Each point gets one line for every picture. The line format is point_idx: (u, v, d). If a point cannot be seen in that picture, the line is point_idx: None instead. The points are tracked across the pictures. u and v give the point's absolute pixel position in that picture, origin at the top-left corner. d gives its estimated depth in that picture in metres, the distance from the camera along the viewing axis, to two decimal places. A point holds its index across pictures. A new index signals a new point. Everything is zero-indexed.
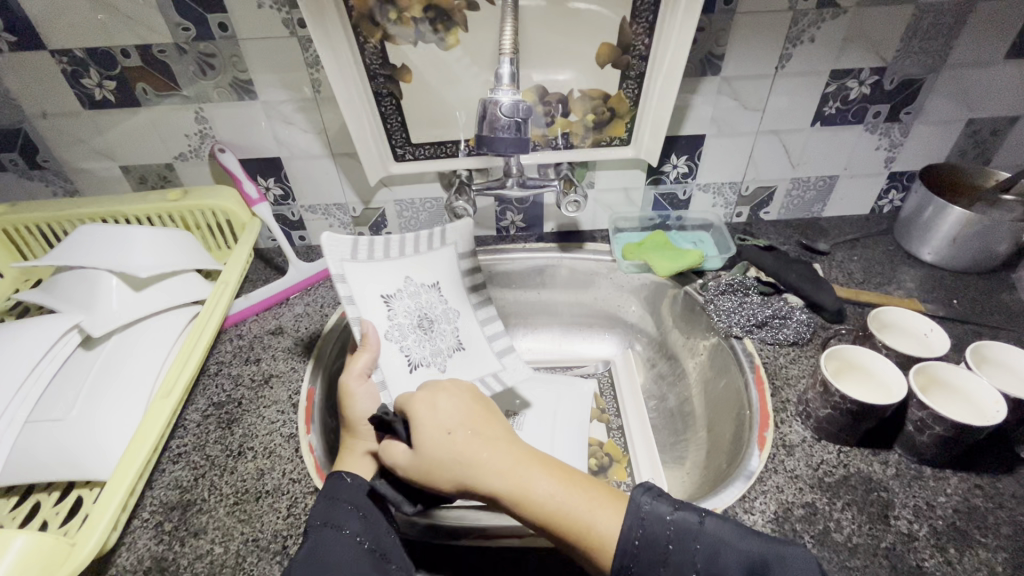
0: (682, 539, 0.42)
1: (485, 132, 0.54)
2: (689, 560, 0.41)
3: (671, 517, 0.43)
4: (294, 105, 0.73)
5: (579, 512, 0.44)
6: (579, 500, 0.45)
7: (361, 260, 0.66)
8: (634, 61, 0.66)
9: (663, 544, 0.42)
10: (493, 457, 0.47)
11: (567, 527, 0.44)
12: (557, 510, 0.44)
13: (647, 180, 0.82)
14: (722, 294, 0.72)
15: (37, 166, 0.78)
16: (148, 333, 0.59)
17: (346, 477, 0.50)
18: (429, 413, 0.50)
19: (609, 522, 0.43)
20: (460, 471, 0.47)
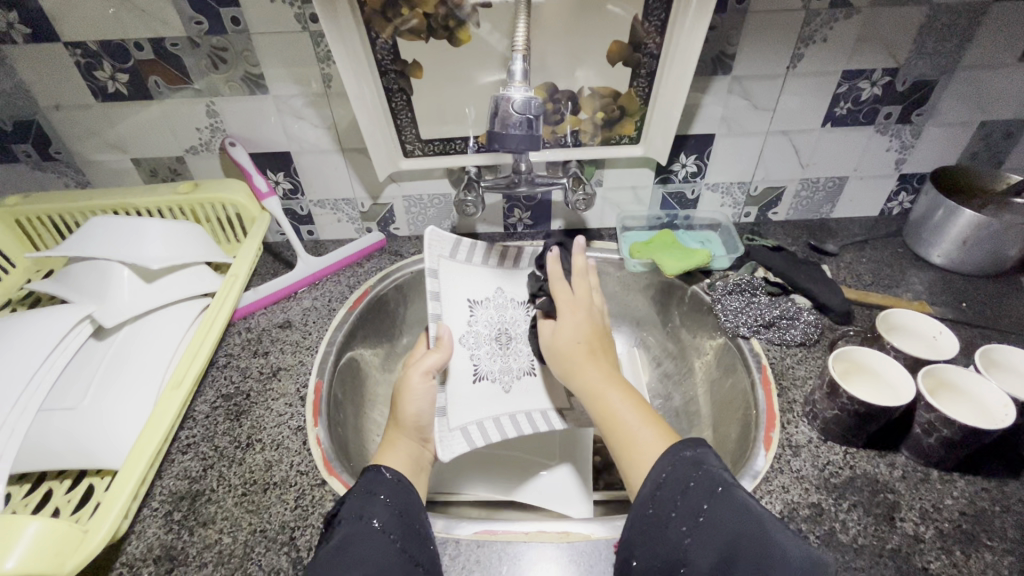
0: (705, 484, 0.41)
1: (496, 129, 0.54)
2: (701, 496, 0.41)
3: (707, 466, 0.43)
4: (305, 99, 0.73)
5: (630, 426, 0.50)
6: (634, 420, 0.51)
7: (457, 260, 0.71)
8: (645, 59, 0.66)
9: (687, 479, 0.42)
10: (594, 366, 0.57)
11: (616, 432, 0.51)
12: (617, 416, 0.52)
13: (656, 179, 0.82)
14: (730, 294, 0.71)
15: (49, 158, 0.78)
16: (158, 324, 0.60)
17: (385, 471, 0.50)
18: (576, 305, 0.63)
19: (652, 441, 0.48)
20: (569, 361, 0.59)
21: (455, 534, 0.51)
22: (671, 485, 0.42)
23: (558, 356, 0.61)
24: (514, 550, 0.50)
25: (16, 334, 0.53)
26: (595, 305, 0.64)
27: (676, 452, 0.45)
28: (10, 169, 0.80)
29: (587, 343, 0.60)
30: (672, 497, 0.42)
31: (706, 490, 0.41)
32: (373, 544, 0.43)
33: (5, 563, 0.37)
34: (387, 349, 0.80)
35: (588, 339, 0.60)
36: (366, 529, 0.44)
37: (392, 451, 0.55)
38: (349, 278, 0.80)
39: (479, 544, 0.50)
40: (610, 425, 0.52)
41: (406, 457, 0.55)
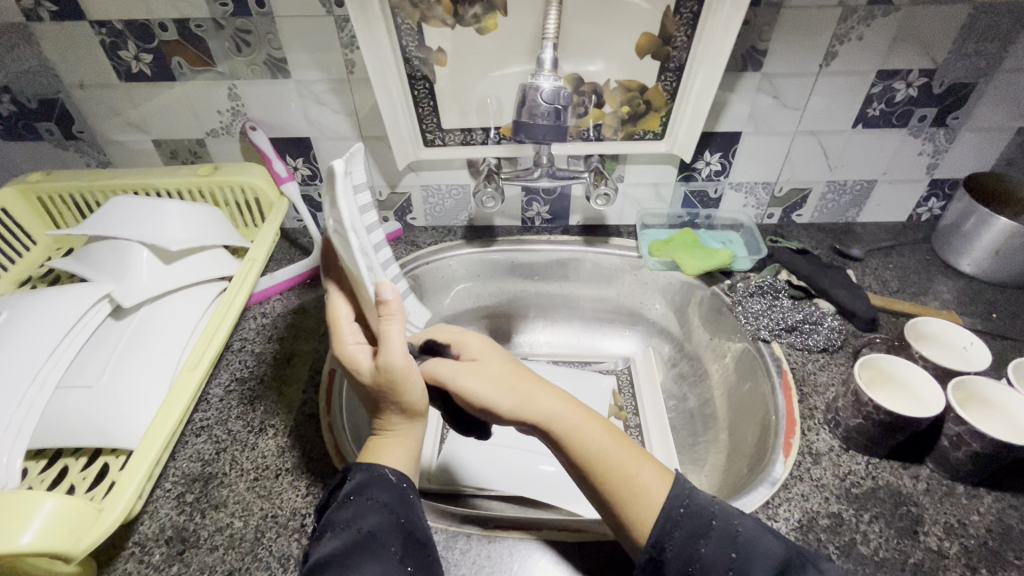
0: (721, 545, 0.41)
1: (523, 119, 0.53)
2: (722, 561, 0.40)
3: (716, 523, 0.42)
4: (327, 85, 0.72)
5: (629, 467, 0.46)
6: (626, 454, 0.47)
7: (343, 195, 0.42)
8: (675, 52, 0.64)
9: (700, 546, 0.41)
10: (547, 391, 0.49)
11: (612, 471, 0.45)
12: (604, 455, 0.46)
13: (678, 177, 0.81)
14: (751, 296, 0.71)
15: (72, 137, 0.79)
16: (176, 306, 0.59)
17: (390, 474, 0.45)
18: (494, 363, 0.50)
19: (654, 481, 0.45)
20: (524, 391, 0.48)
21: (466, 528, 0.51)
22: (688, 554, 0.41)
23: (501, 403, 0.46)
24: (525, 547, 0.49)
25: (35, 311, 0.53)
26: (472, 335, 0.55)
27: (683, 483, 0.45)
28: (33, 148, 0.80)
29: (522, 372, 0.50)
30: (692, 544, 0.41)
31: (722, 561, 0.40)
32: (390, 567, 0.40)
33: (21, 538, 0.37)
34: None
35: (518, 372, 0.50)
36: (377, 549, 0.41)
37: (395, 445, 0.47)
38: None
39: (490, 540, 0.49)
40: (599, 469, 0.46)
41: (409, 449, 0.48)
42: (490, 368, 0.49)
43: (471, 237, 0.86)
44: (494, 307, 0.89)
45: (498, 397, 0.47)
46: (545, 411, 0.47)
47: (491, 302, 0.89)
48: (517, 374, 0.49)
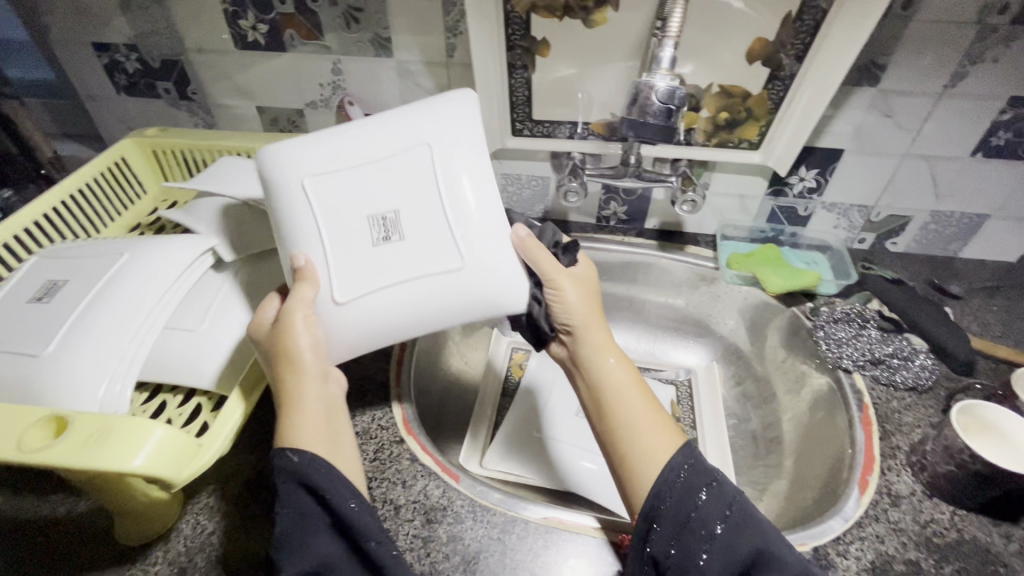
0: (719, 498, 0.42)
1: (634, 116, 0.55)
2: (716, 513, 0.41)
3: (714, 473, 0.43)
4: (425, 67, 0.74)
5: (642, 424, 0.48)
6: (646, 418, 0.48)
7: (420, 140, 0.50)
8: (788, 60, 0.62)
9: (695, 495, 0.42)
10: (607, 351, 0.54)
11: (624, 419, 0.48)
12: (622, 402, 0.50)
13: (767, 191, 0.78)
14: (836, 323, 0.67)
15: (187, 98, 0.84)
16: (270, 264, 0.62)
17: (292, 454, 0.42)
18: (590, 308, 0.57)
19: (659, 442, 0.46)
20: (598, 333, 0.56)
21: (524, 514, 0.51)
22: (687, 499, 0.42)
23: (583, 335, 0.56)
24: (584, 543, 0.49)
25: (148, 251, 0.56)
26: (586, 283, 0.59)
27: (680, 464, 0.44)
28: (151, 105, 0.86)
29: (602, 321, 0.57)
30: (683, 507, 0.41)
31: (719, 509, 0.41)
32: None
33: (134, 461, 0.39)
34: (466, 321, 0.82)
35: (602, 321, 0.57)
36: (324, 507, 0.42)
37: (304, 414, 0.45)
38: None
39: (547, 531, 0.50)
40: (618, 408, 0.50)
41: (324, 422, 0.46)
42: (585, 308, 0.56)
43: None
44: None
45: (578, 316, 0.56)
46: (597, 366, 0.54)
47: None
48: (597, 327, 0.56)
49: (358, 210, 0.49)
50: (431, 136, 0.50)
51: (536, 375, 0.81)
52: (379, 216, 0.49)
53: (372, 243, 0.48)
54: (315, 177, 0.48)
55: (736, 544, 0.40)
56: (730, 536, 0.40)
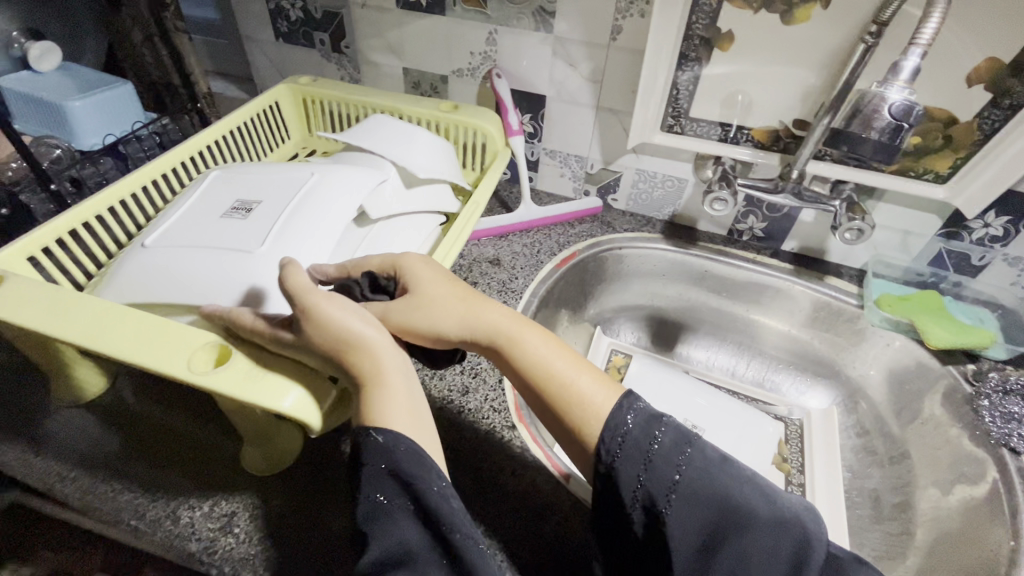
0: (677, 437, 0.38)
1: (855, 130, 0.51)
2: (674, 462, 0.37)
3: (671, 419, 0.39)
4: (584, 48, 0.71)
5: (574, 387, 0.43)
6: (563, 365, 0.44)
7: (252, 170, 0.61)
8: (1018, 86, 0.53)
9: (650, 438, 0.38)
10: (485, 314, 0.47)
11: (551, 397, 0.43)
12: (551, 371, 0.44)
13: (940, 231, 0.69)
14: (1007, 395, 0.59)
15: (339, 51, 0.86)
16: (405, 227, 0.63)
17: (377, 434, 0.38)
18: (427, 293, 0.48)
19: (593, 392, 0.42)
20: (457, 319, 0.47)
21: None
22: (636, 444, 0.38)
23: (450, 327, 0.47)
24: None
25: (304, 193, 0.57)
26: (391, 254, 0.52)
27: (619, 425, 0.39)
28: (304, 54, 0.89)
29: (451, 282, 0.49)
30: (640, 454, 0.37)
31: (677, 451, 0.37)
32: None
33: (283, 402, 0.40)
34: (573, 314, 0.80)
35: (449, 278, 0.50)
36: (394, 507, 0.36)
37: (386, 404, 0.41)
38: (559, 235, 0.80)
39: None
40: (540, 383, 0.44)
41: (408, 407, 0.41)
42: (428, 300, 0.48)
43: (670, 234, 0.82)
44: (669, 311, 0.85)
45: (445, 322, 0.47)
46: (519, 363, 0.45)
47: (666, 304, 0.85)
48: (442, 309, 0.47)
49: (208, 225, 0.55)
50: (240, 172, 0.61)
51: (640, 384, 0.78)
52: (235, 209, 0.56)
53: (241, 220, 0.54)
54: (155, 237, 0.54)
55: (702, 496, 0.35)
56: (695, 480, 0.36)
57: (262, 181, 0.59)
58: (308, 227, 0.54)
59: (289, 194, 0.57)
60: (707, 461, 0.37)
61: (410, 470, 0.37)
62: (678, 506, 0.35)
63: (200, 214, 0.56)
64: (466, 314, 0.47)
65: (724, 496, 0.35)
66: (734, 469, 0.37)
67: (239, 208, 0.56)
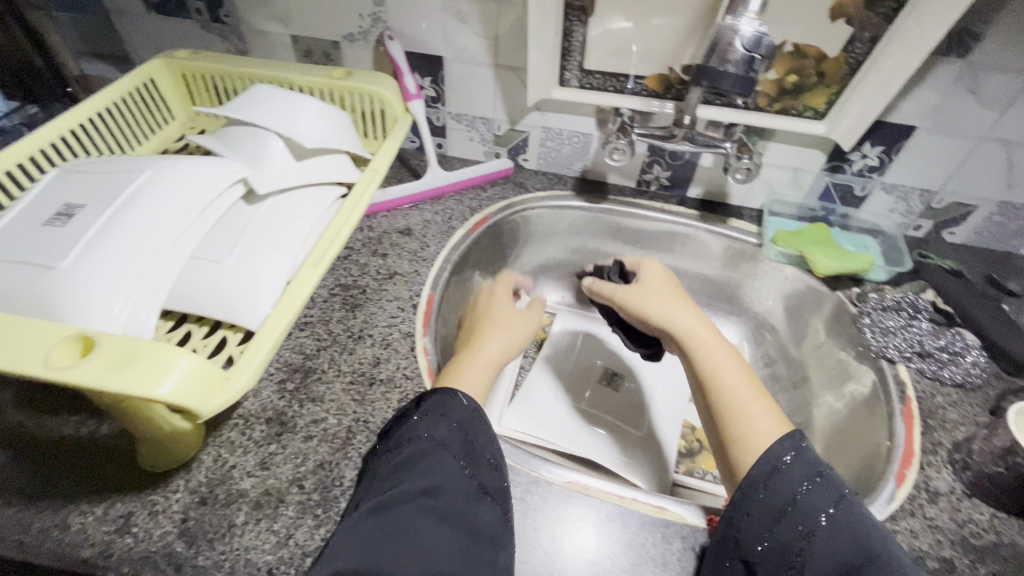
0: (827, 489, 0.39)
1: (711, 64, 0.52)
2: (819, 503, 0.39)
3: (831, 472, 0.41)
4: (474, 4, 0.68)
5: (739, 400, 0.47)
6: (745, 391, 0.48)
7: (91, 166, 0.56)
8: (874, 20, 0.56)
9: (799, 482, 0.40)
10: (721, 354, 0.51)
11: (729, 415, 0.47)
12: (723, 383, 0.49)
13: (825, 166, 0.73)
14: (884, 311, 0.64)
15: (218, 20, 0.80)
16: (299, 201, 0.60)
17: (461, 398, 0.48)
18: (647, 288, 0.60)
19: (765, 423, 0.45)
20: (707, 331, 0.53)
21: (546, 477, 0.51)
22: (782, 479, 0.40)
23: (681, 328, 0.54)
24: (608, 509, 0.48)
25: (170, 174, 0.53)
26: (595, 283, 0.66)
27: (774, 452, 0.42)
28: (179, 25, 0.82)
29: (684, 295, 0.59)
30: (788, 487, 0.40)
31: (827, 497, 0.39)
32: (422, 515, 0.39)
33: (160, 388, 0.38)
34: (492, 278, 0.80)
35: (678, 285, 0.61)
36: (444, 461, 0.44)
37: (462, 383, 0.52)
38: (471, 200, 0.79)
39: (570, 496, 0.49)
40: (721, 391, 0.48)
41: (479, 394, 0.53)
42: (654, 294, 0.59)
43: (582, 190, 0.83)
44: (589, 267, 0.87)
45: (694, 331, 0.54)
46: (704, 369, 0.51)
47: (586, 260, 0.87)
48: (697, 322, 0.54)
49: (36, 231, 0.50)
50: (82, 169, 0.56)
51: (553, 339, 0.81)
52: (65, 212, 0.51)
53: (68, 225, 0.49)
54: None
55: (830, 538, 0.37)
56: (834, 531, 0.37)
57: (109, 173, 0.54)
58: (133, 228, 0.49)
59: (116, 191, 0.52)
60: (854, 513, 0.38)
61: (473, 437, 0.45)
62: (817, 544, 0.37)
63: (33, 219, 0.51)
64: (716, 341, 0.52)
65: (855, 551, 0.36)
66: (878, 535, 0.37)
67: (69, 211, 0.51)
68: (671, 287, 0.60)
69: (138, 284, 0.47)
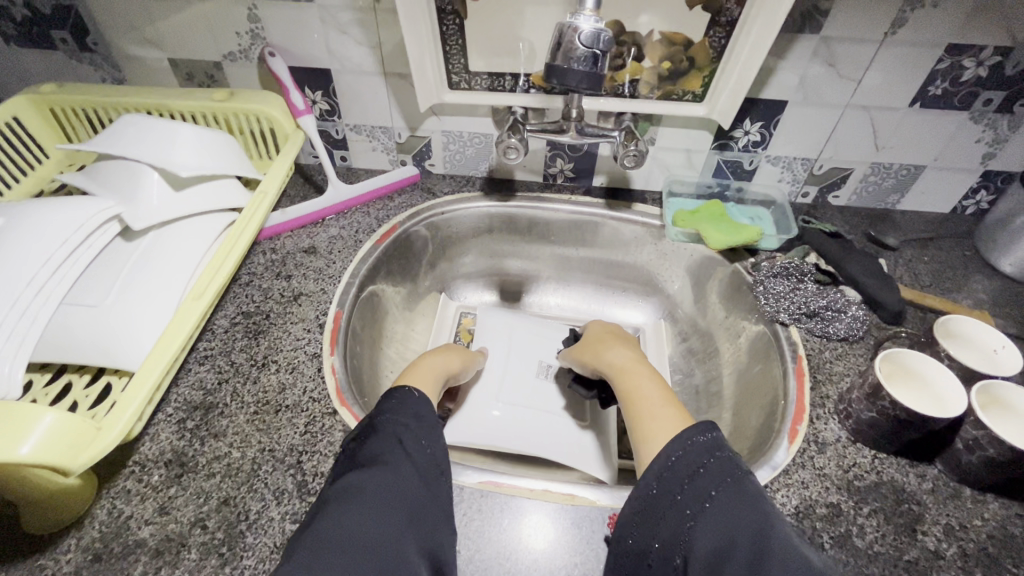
0: (719, 470, 0.40)
1: (557, 62, 0.53)
2: (711, 483, 0.40)
3: (724, 452, 0.42)
4: (351, 14, 0.68)
5: (652, 403, 0.51)
6: (654, 401, 0.52)
7: None
8: (729, 4, 0.59)
9: (697, 463, 0.41)
10: (642, 373, 0.56)
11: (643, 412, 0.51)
12: (639, 396, 0.53)
13: (713, 145, 0.76)
14: (775, 278, 0.68)
15: (87, 49, 0.76)
16: (183, 233, 0.58)
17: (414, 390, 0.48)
18: (592, 338, 0.67)
19: (670, 416, 0.49)
20: (634, 364, 0.59)
21: (460, 480, 0.52)
22: (682, 464, 0.41)
23: (617, 362, 0.60)
24: (515, 504, 0.50)
25: (29, 219, 0.50)
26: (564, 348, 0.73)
27: (691, 435, 0.43)
28: (44, 57, 0.77)
29: (618, 335, 0.67)
30: (690, 464, 0.41)
31: (718, 477, 0.40)
32: (412, 492, 0.40)
33: (20, 449, 0.37)
34: (408, 288, 0.80)
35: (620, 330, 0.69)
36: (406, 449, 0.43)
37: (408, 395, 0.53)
38: (379, 211, 0.79)
39: (482, 495, 0.50)
40: (637, 404, 0.52)
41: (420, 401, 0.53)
42: (599, 341, 0.65)
43: (490, 189, 0.83)
44: (508, 264, 0.88)
45: (624, 362, 0.59)
46: (626, 387, 0.56)
47: (504, 258, 0.87)
48: (627, 355, 0.60)
49: None
50: None
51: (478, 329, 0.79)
52: None
53: None
54: None
55: (723, 515, 0.38)
56: (725, 510, 0.38)
57: None
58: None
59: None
60: (742, 490, 0.38)
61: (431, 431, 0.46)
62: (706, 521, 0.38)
63: None
64: (641, 366, 0.58)
65: (740, 523, 0.37)
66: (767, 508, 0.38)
67: None
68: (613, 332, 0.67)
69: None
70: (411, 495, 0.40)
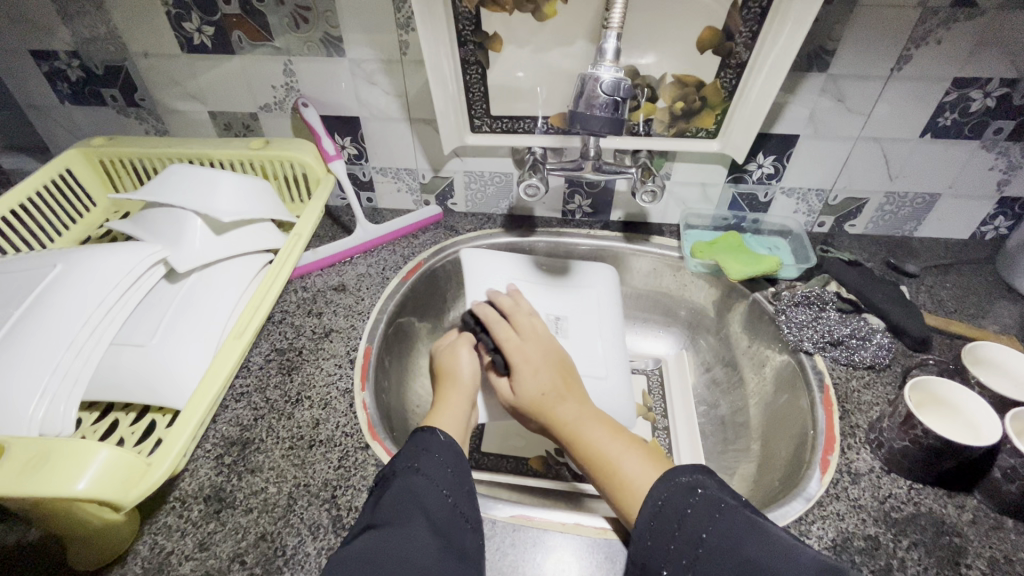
0: (706, 507, 0.42)
1: (580, 109, 0.55)
2: (700, 524, 0.41)
3: (709, 490, 0.43)
4: (379, 65, 0.72)
5: (614, 456, 0.52)
6: (618, 447, 0.53)
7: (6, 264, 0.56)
8: (738, 48, 0.62)
9: (683, 505, 0.43)
10: (595, 429, 0.55)
11: (603, 467, 0.52)
12: (607, 461, 0.52)
13: (727, 178, 0.78)
14: (796, 306, 0.68)
15: (134, 105, 0.81)
16: (225, 275, 0.61)
17: (438, 433, 0.51)
18: (530, 369, 0.61)
19: (639, 471, 0.50)
20: (579, 428, 0.56)
21: (492, 514, 0.52)
22: (670, 511, 0.43)
23: (565, 420, 0.57)
24: (549, 539, 0.50)
25: (81, 261, 0.54)
26: (543, 337, 0.64)
27: (669, 478, 0.45)
28: (95, 112, 0.83)
29: (557, 365, 0.62)
30: (677, 505, 0.43)
31: (707, 515, 0.41)
32: (426, 541, 0.40)
33: (77, 484, 0.38)
34: (433, 323, 0.82)
35: (558, 352, 0.63)
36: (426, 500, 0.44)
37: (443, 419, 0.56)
38: (405, 248, 0.81)
39: (514, 529, 0.50)
40: (603, 468, 0.52)
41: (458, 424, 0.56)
42: (546, 387, 0.59)
43: (510, 226, 0.86)
44: None
45: (577, 425, 0.56)
46: (577, 444, 0.55)
47: None
48: (571, 409, 0.58)
49: None
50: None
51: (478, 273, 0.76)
52: None
53: None
54: None
55: (721, 560, 0.38)
56: (721, 550, 0.39)
57: (25, 272, 0.55)
58: (50, 323, 0.49)
59: (27, 290, 0.52)
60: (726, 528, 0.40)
61: (445, 477, 0.47)
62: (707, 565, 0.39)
63: None
64: (582, 427, 0.56)
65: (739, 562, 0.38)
66: (763, 534, 0.39)
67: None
68: (540, 344, 0.64)
69: (54, 381, 0.47)
70: (416, 537, 0.40)
